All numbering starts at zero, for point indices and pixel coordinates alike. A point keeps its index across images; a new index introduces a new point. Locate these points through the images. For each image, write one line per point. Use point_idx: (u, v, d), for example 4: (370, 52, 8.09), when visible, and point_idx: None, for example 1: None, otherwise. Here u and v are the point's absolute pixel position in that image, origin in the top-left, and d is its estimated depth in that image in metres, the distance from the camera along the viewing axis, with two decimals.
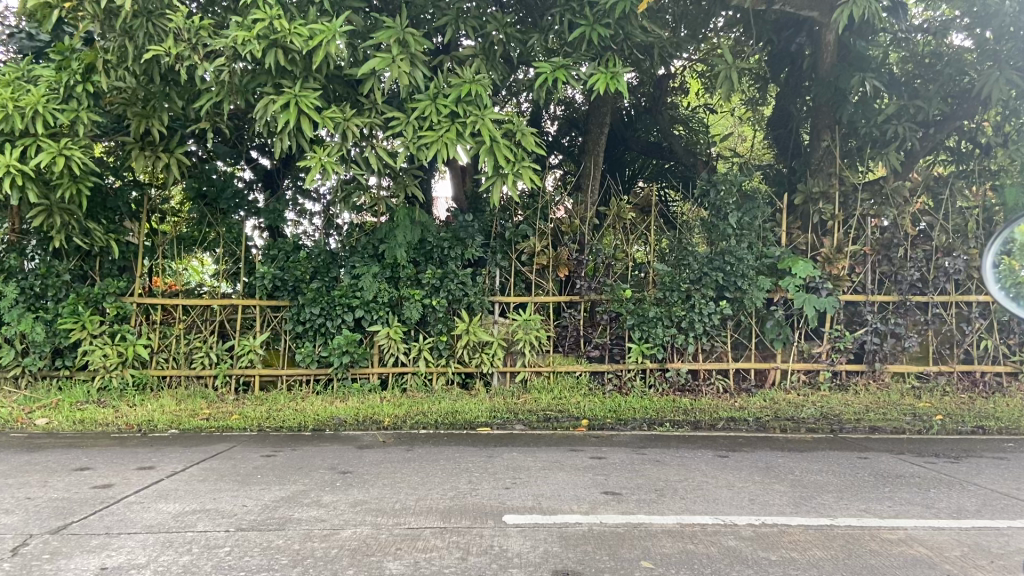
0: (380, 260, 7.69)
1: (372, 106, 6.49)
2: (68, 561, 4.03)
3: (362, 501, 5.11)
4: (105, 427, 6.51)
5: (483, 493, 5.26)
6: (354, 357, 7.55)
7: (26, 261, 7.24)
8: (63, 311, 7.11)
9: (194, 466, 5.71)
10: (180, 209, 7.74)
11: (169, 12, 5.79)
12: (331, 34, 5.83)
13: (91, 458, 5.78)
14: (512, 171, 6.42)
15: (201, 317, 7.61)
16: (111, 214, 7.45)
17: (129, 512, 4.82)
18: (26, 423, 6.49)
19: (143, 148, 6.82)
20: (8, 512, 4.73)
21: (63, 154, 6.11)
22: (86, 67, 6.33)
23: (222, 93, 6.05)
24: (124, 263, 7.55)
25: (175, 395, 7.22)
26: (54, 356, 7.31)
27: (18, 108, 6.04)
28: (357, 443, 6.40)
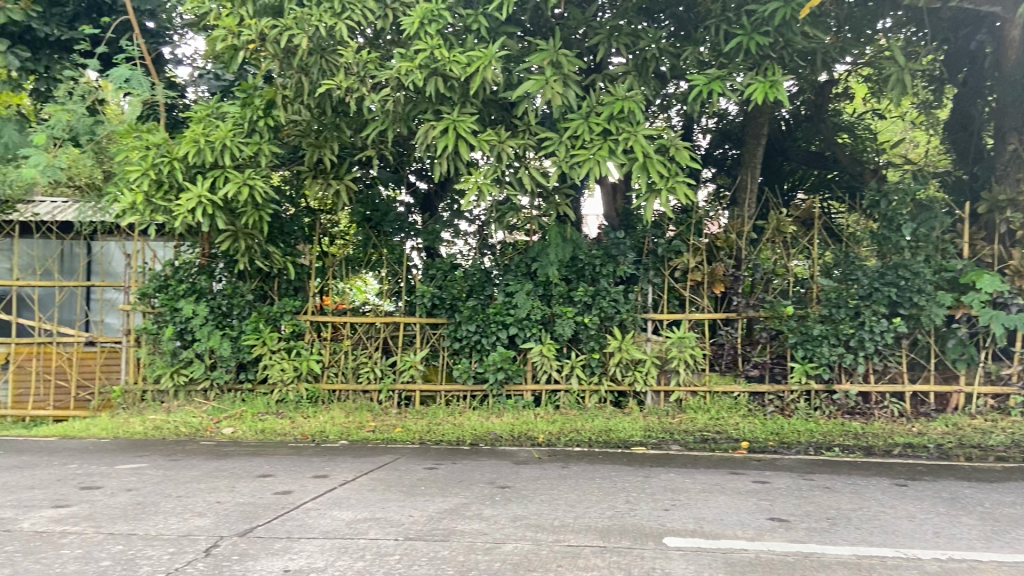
0: (534, 278, 7.81)
1: (526, 128, 6.61)
2: (255, 562, 4.34)
3: (522, 516, 5.17)
4: (283, 437, 6.98)
5: (642, 514, 5.19)
6: (508, 374, 7.69)
7: (215, 282, 7.87)
8: (247, 329, 7.68)
9: (362, 476, 6.01)
10: (347, 232, 8.19)
11: (340, 48, 6.19)
12: (488, 60, 5.98)
13: (271, 466, 6.22)
14: (665, 186, 6.28)
15: (367, 333, 8.02)
16: (288, 238, 7.95)
17: (307, 518, 5.13)
18: (214, 432, 7.07)
19: (316, 176, 7.31)
20: (202, 515, 5.16)
21: (248, 183, 6.62)
22: (267, 102, 6.85)
23: (387, 122, 6.48)
24: (299, 283, 8.08)
25: (344, 408, 7.62)
26: (239, 370, 7.88)
27: (209, 142, 6.59)
28: (513, 459, 6.50)
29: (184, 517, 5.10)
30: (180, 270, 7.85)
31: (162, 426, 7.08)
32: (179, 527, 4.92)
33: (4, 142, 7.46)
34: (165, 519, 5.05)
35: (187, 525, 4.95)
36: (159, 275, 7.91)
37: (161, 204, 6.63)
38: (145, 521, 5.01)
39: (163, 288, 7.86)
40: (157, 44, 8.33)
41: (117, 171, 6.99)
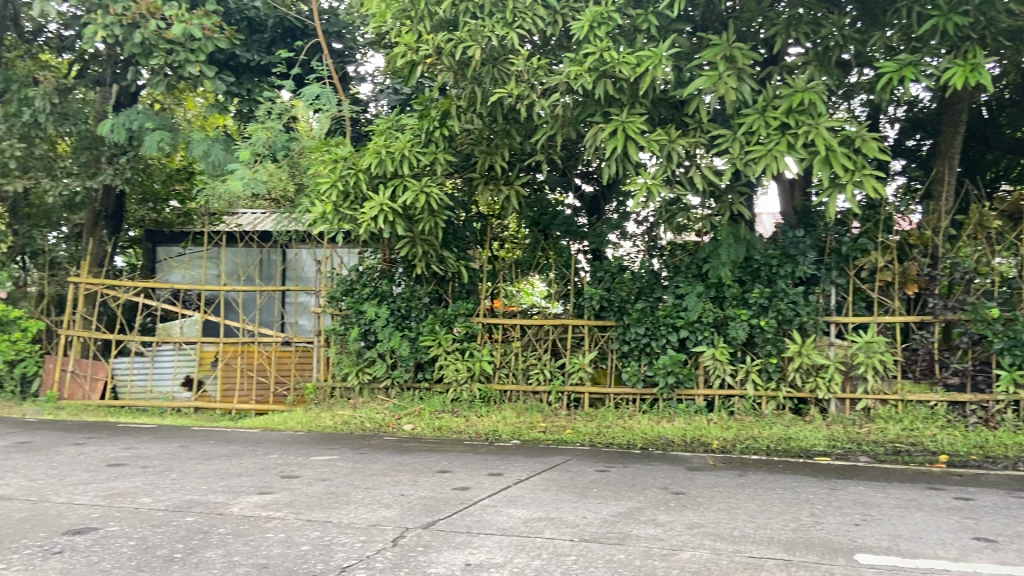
0: (705, 279, 7.60)
1: (698, 125, 6.46)
2: (439, 554, 4.52)
3: (699, 524, 5.05)
4: (459, 434, 7.24)
5: (829, 527, 4.91)
6: (679, 378, 7.53)
7: (394, 286, 8.28)
8: (425, 330, 8.04)
9: (536, 476, 6.11)
10: (517, 235, 8.37)
11: (511, 57, 6.33)
12: (658, 58, 5.88)
13: (449, 462, 6.46)
14: (850, 180, 5.92)
15: (536, 335, 8.15)
16: (461, 243, 8.23)
17: (485, 514, 5.28)
18: (395, 428, 7.43)
19: (488, 183, 7.58)
20: (388, 506, 5.45)
21: (425, 191, 6.93)
22: (442, 113, 7.12)
23: (557, 126, 6.57)
24: (472, 286, 8.32)
25: (516, 408, 7.78)
26: (417, 369, 8.24)
27: (390, 153, 6.95)
28: (687, 464, 6.36)
29: (372, 508, 5.40)
30: (364, 275, 8.35)
31: (350, 422, 7.54)
32: (368, 517, 5.22)
33: (213, 161, 8.18)
34: (355, 509, 5.38)
35: (375, 516, 5.24)
36: (345, 280, 8.44)
37: (347, 213, 7.06)
38: (338, 510, 5.36)
39: (349, 292, 8.37)
40: (343, 62, 8.88)
41: (309, 183, 7.52)
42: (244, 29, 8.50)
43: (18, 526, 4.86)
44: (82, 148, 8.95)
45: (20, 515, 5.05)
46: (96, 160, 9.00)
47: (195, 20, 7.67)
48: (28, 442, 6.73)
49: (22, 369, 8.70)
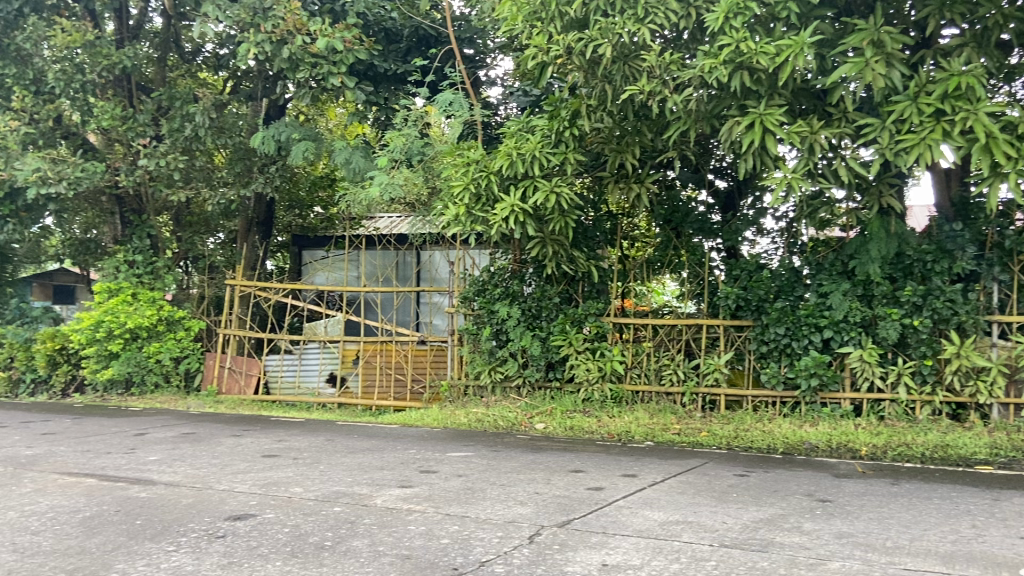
0: (851, 277, 7.23)
1: (842, 115, 6.16)
2: (575, 553, 4.52)
3: (847, 533, 4.80)
4: (591, 434, 7.22)
5: (993, 541, 4.55)
6: (824, 380, 7.19)
7: (526, 286, 8.38)
8: (555, 330, 8.07)
9: (671, 478, 6.00)
10: (647, 234, 8.28)
11: (643, 53, 6.25)
12: (800, 46, 5.63)
13: (583, 462, 6.46)
14: (1015, 169, 5.51)
15: (669, 335, 8.01)
16: (591, 243, 8.19)
17: (620, 515, 5.24)
18: (528, 427, 7.50)
19: (619, 181, 7.53)
20: (523, 503, 5.51)
21: (555, 191, 6.96)
22: (572, 113, 7.08)
23: (690, 121, 6.45)
24: (602, 286, 8.27)
25: (649, 409, 7.68)
26: (548, 369, 8.28)
27: (521, 155, 7.02)
28: (833, 471, 6.06)
29: (508, 505, 5.48)
30: (496, 275, 8.48)
31: (483, 419, 7.67)
32: (504, 513, 5.29)
33: (354, 168, 8.57)
34: (491, 505, 5.47)
35: (511, 513, 5.31)
36: (477, 280, 8.60)
37: (479, 215, 7.19)
38: (475, 505, 5.47)
39: (481, 292, 8.52)
40: (474, 68, 9.07)
41: (443, 186, 7.71)
42: (381, 40, 8.88)
43: (186, 510, 5.27)
44: (237, 159, 9.53)
45: (187, 500, 5.47)
46: (248, 170, 9.58)
47: (337, 33, 8.10)
48: (192, 432, 7.27)
49: (185, 365, 9.38)
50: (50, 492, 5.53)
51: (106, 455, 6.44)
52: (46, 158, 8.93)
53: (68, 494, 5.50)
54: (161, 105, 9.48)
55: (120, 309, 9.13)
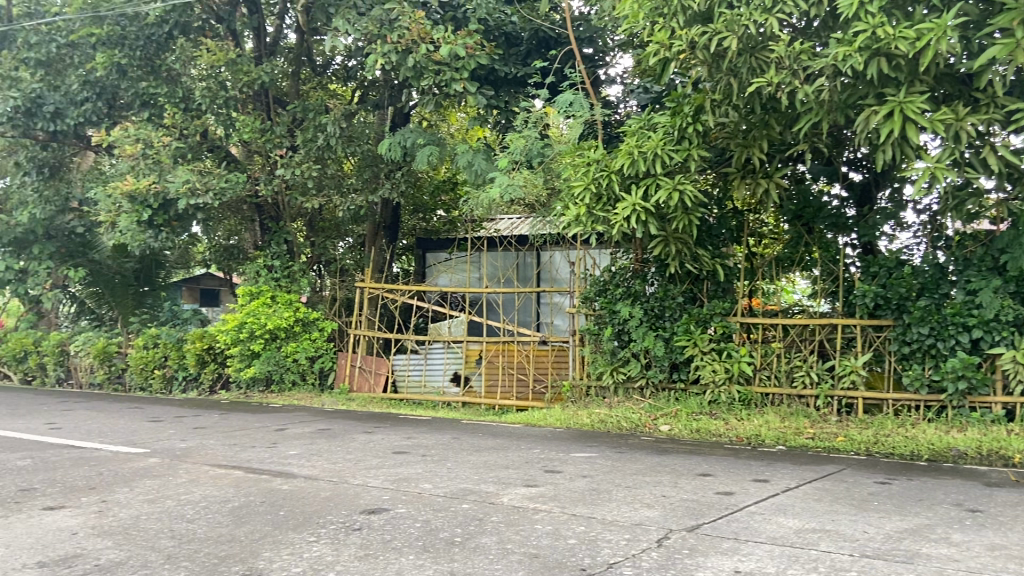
0: (1002, 273, 6.79)
1: (991, 100, 5.75)
2: (706, 559, 4.41)
3: (1002, 546, 4.46)
4: (719, 437, 7.04)
5: None
6: (972, 383, 6.74)
7: (648, 286, 8.27)
8: (679, 330, 7.93)
9: (806, 485, 5.77)
10: (777, 231, 8.01)
11: (771, 43, 6.06)
12: (943, 30, 5.33)
13: (711, 465, 6.31)
14: None
15: (801, 336, 7.70)
16: (716, 240, 8.00)
17: (752, 521, 5.08)
18: (652, 429, 7.40)
19: (744, 177, 7.30)
20: (650, 506, 5.44)
21: (678, 188, 6.83)
22: (696, 108, 6.95)
23: (822, 112, 6.17)
24: (728, 285, 8.04)
25: (780, 412, 7.41)
26: (672, 370, 8.14)
27: (642, 153, 6.92)
28: (984, 479, 5.66)
29: (635, 507, 5.43)
30: (617, 275, 8.41)
31: (607, 420, 7.63)
32: (631, 516, 5.24)
33: (476, 170, 8.73)
34: (618, 507, 5.43)
35: (638, 515, 5.25)
36: (598, 280, 8.57)
37: (600, 215, 7.16)
38: (601, 507, 5.45)
39: (602, 292, 8.48)
40: (594, 67, 9.04)
41: (563, 187, 7.72)
42: (502, 44, 9.01)
43: (324, 503, 5.51)
44: (365, 166, 9.87)
45: (325, 493, 5.73)
46: (376, 176, 9.90)
47: (459, 40, 8.29)
48: (328, 428, 7.61)
49: (320, 364, 9.83)
50: (203, 482, 5.93)
51: (251, 449, 6.84)
52: (194, 170, 9.56)
53: (219, 485, 5.88)
54: (296, 117, 9.96)
55: (261, 311, 9.67)
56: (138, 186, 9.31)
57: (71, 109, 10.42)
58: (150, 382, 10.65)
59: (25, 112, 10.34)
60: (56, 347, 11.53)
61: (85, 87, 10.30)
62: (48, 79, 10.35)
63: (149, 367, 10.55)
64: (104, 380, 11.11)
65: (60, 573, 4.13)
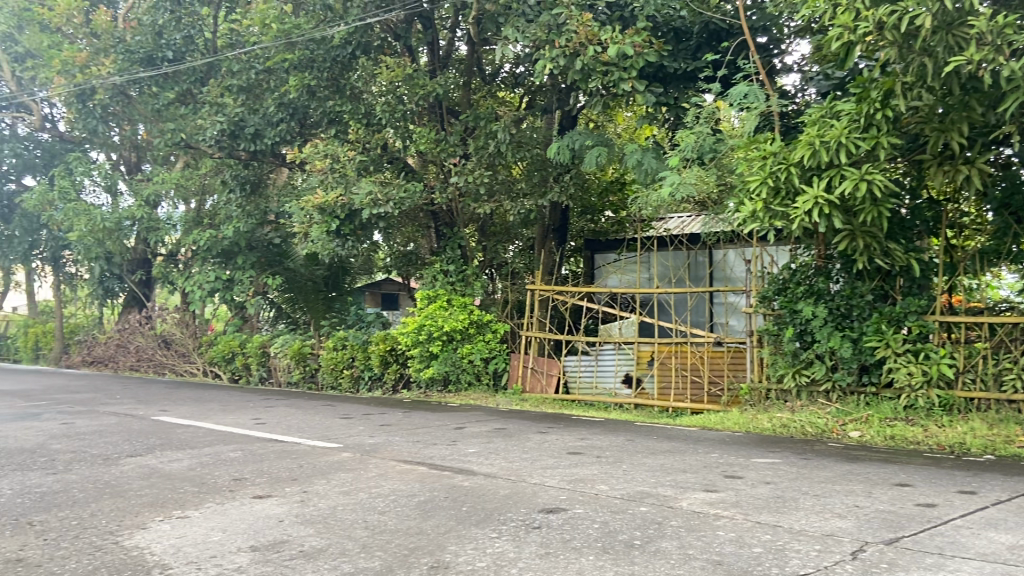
0: None
1: None
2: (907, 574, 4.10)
3: None
4: (917, 445, 6.54)
5: None
6: None
7: (833, 283, 7.81)
8: (869, 329, 7.43)
9: (1021, 498, 5.22)
10: (981, 221, 7.41)
11: (970, 18, 5.56)
12: None
13: (908, 475, 5.87)
14: None
15: (1010, 335, 7.06)
16: (909, 233, 7.44)
17: (959, 535, 4.66)
18: (841, 435, 6.98)
19: (942, 163, 6.79)
20: (842, 516, 5.13)
21: (865, 178, 6.41)
22: (884, 93, 6.45)
23: None
24: (925, 280, 7.45)
25: (987, 419, 6.76)
26: (862, 373, 7.65)
27: (824, 143, 6.57)
28: None
29: (825, 517, 5.13)
30: (798, 273, 8.04)
31: (790, 425, 7.30)
32: (821, 526, 4.97)
33: (646, 169, 8.62)
34: (805, 516, 5.16)
35: (829, 525, 4.97)
36: (777, 279, 8.22)
37: (779, 210, 6.86)
38: (788, 515, 5.20)
39: (782, 291, 8.12)
40: (769, 56, 8.72)
41: (738, 183, 7.47)
42: (671, 40, 8.88)
43: (504, 501, 5.65)
44: (533, 171, 10.13)
45: (505, 491, 5.86)
46: (545, 180, 10.15)
47: (627, 39, 8.22)
48: (504, 428, 7.79)
49: (493, 365, 10.14)
50: (391, 477, 6.25)
51: (433, 447, 7.13)
52: (376, 181, 10.10)
53: (405, 479, 6.18)
54: (468, 126, 10.27)
55: (438, 314, 10.05)
56: (327, 199, 9.99)
57: (268, 130, 11.35)
58: (340, 381, 11.37)
59: (230, 135, 11.43)
60: (258, 349, 12.55)
61: (280, 108, 11.21)
62: (248, 104, 11.43)
63: (338, 367, 11.26)
64: (299, 379, 11.97)
65: (270, 557, 4.50)
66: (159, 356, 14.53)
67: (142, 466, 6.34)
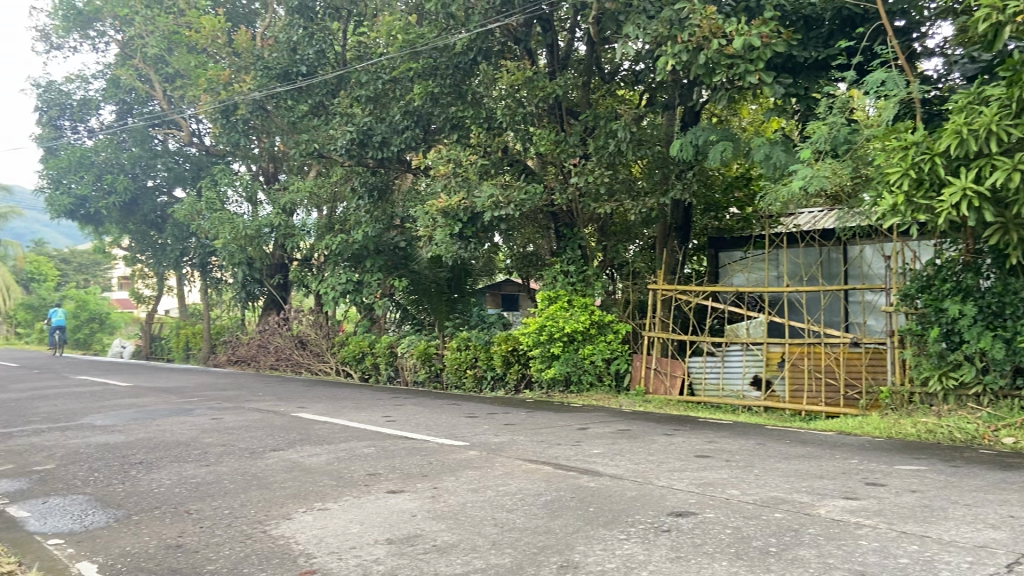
0: None
1: None
2: None
3: None
4: None
5: None
6: None
7: (982, 280, 7.31)
8: None
9: None
10: None
11: None
12: None
13: None
14: None
15: None
16: None
17: None
18: (993, 441, 6.51)
19: None
20: (997, 528, 4.78)
21: (1020, 168, 5.95)
22: None
23: None
24: None
25: None
26: (1016, 375, 7.10)
27: (972, 131, 6.14)
28: None
29: (977, 527, 4.80)
30: (944, 269, 7.55)
31: (935, 430, 6.87)
32: (973, 536, 4.65)
33: (774, 164, 8.37)
34: (955, 526, 4.84)
35: (981, 536, 4.64)
36: (920, 276, 7.78)
37: (923, 203, 6.49)
38: (935, 525, 4.89)
39: (925, 288, 7.69)
40: (908, 40, 8.31)
41: (875, 175, 7.13)
42: (801, 28, 8.57)
43: (631, 503, 5.59)
44: (655, 168, 10.06)
45: (632, 493, 5.81)
46: (667, 178, 10.01)
47: (754, 30, 7.98)
48: (628, 429, 7.74)
49: (616, 365, 10.06)
50: (517, 475, 6.32)
51: (558, 447, 7.16)
52: (498, 185, 10.24)
53: (532, 478, 6.24)
54: (587, 126, 10.24)
55: (559, 315, 10.08)
56: (450, 203, 10.21)
57: (394, 138, 11.76)
58: (464, 381, 11.58)
59: (358, 144, 11.91)
60: (387, 349, 12.98)
61: (405, 116, 11.61)
62: (375, 113, 11.88)
63: (463, 367, 11.49)
64: (425, 379, 12.29)
65: (406, 550, 4.64)
66: (296, 356, 15.28)
67: (285, 460, 6.69)
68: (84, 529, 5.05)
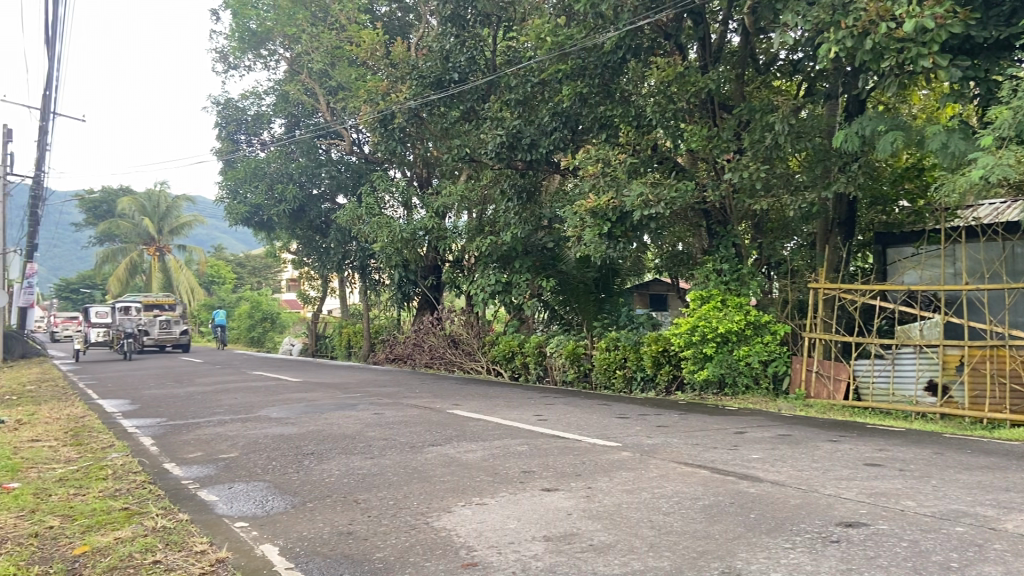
0: None
1: None
2: None
3: None
4: None
5: None
6: None
7: None
8: None
9: None
10: None
11: None
12: None
13: None
14: None
15: None
16: None
17: None
18: None
19: None
20: None
21: None
22: None
23: None
24: None
25: None
26: None
27: None
28: None
29: None
30: None
31: None
32: None
33: (951, 152, 7.79)
34: None
35: None
36: None
37: None
38: None
39: None
40: None
41: None
42: (980, 6, 7.90)
43: (795, 510, 5.35)
44: (817, 161, 9.63)
45: (796, 501, 5.55)
46: (828, 170, 9.54)
47: (927, 11, 7.38)
48: (789, 434, 7.42)
49: (773, 368, 9.74)
50: (673, 478, 6.21)
51: (714, 450, 6.98)
52: (647, 183, 10.12)
53: (687, 481, 6.11)
54: (741, 120, 9.96)
55: (712, 314, 9.83)
56: (599, 203, 10.20)
57: (543, 139, 11.98)
58: (613, 381, 11.53)
59: (509, 147, 12.23)
60: (536, 349, 13.14)
61: (554, 117, 11.77)
62: (524, 116, 12.17)
63: (612, 368, 11.44)
64: (575, 378, 12.32)
65: (563, 547, 4.67)
66: (448, 355, 15.75)
67: (442, 455, 6.91)
68: (265, 514, 5.44)
